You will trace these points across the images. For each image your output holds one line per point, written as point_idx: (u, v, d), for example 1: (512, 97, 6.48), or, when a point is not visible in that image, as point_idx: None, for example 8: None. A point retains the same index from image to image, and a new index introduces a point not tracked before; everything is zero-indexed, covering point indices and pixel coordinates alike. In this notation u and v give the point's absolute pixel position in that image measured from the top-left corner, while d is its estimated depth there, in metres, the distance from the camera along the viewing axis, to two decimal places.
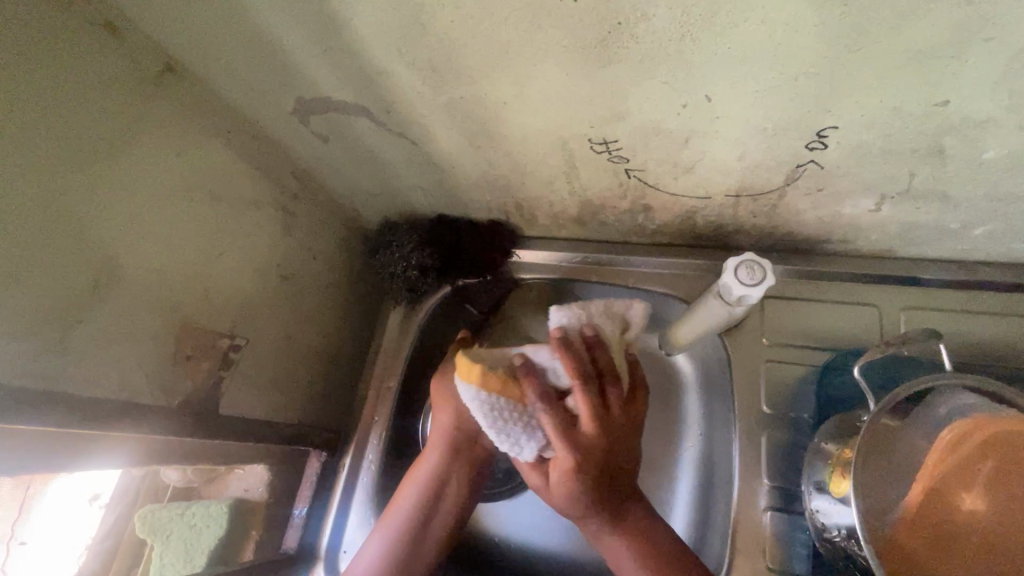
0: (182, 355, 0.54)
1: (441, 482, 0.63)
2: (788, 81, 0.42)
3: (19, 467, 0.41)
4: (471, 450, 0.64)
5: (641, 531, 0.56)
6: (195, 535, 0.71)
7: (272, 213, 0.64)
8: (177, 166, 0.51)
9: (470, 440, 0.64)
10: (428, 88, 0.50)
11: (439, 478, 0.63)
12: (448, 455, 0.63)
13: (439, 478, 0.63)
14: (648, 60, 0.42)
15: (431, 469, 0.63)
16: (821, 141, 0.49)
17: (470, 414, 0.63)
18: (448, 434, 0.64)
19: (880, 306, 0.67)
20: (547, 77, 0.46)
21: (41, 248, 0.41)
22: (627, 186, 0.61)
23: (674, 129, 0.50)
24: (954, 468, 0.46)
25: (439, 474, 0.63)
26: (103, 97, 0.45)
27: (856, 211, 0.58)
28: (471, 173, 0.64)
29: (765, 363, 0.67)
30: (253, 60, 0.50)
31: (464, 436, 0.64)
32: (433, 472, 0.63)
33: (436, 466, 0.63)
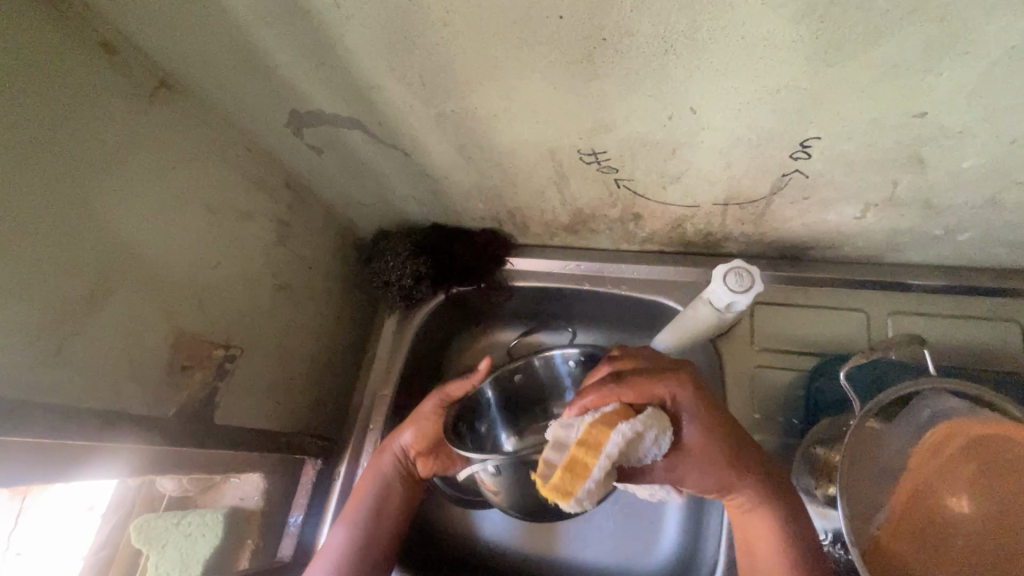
0: (177, 366, 0.54)
1: (390, 493, 0.67)
2: (768, 94, 0.43)
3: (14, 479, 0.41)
4: (412, 472, 0.69)
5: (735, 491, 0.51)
6: (190, 545, 0.68)
7: (266, 224, 0.65)
8: (173, 179, 0.52)
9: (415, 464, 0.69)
10: (419, 102, 0.51)
11: (389, 487, 0.67)
12: (402, 469, 0.68)
13: (388, 488, 0.67)
14: (633, 74, 0.43)
15: (382, 484, 0.67)
16: (804, 151, 0.50)
17: (431, 440, 0.69)
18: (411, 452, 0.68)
19: (868, 311, 0.68)
20: (535, 91, 0.47)
21: (38, 260, 0.41)
22: (617, 195, 0.62)
23: (661, 140, 0.51)
24: (938, 469, 0.48)
25: (387, 487, 0.67)
26: (99, 113, 0.46)
27: (842, 218, 0.59)
28: (464, 184, 0.65)
29: (755, 368, 0.68)
30: (247, 75, 0.51)
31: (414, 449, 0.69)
32: (386, 480, 0.67)
33: (384, 483, 0.67)
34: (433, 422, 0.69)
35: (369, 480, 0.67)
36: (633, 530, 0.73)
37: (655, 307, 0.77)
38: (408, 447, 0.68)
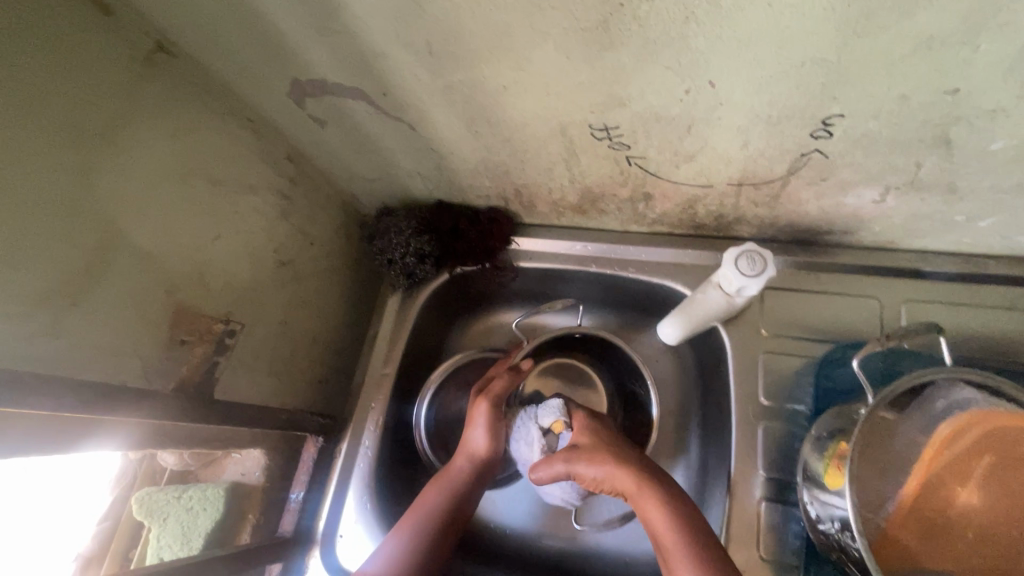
0: (177, 340, 0.53)
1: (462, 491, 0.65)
2: (794, 67, 0.41)
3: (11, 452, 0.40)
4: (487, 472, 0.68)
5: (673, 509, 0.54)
6: (192, 519, 0.68)
7: (269, 197, 0.63)
8: (173, 149, 0.51)
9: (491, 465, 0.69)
10: (425, 71, 0.49)
11: (463, 490, 0.65)
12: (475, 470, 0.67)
13: (462, 492, 0.65)
14: (650, 44, 0.41)
15: (461, 483, 0.66)
16: (826, 130, 0.48)
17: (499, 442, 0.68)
18: (480, 454, 0.67)
19: (881, 298, 0.66)
20: (548, 61, 0.45)
21: (34, 229, 0.40)
22: (628, 173, 0.60)
23: (677, 115, 0.49)
24: (949, 464, 0.46)
25: (464, 488, 0.65)
26: (93, 75, 0.44)
27: (861, 202, 0.57)
28: (470, 159, 0.63)
29: (764, 354, 0.67)
30: (248, 42, 0.49)
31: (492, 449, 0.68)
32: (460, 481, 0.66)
33: (462, 481, 0.66)
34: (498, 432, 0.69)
35: (448, 475, 0.66)
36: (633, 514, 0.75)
37: (662, 290, 0.75)
38: (481, 448, 0.67)
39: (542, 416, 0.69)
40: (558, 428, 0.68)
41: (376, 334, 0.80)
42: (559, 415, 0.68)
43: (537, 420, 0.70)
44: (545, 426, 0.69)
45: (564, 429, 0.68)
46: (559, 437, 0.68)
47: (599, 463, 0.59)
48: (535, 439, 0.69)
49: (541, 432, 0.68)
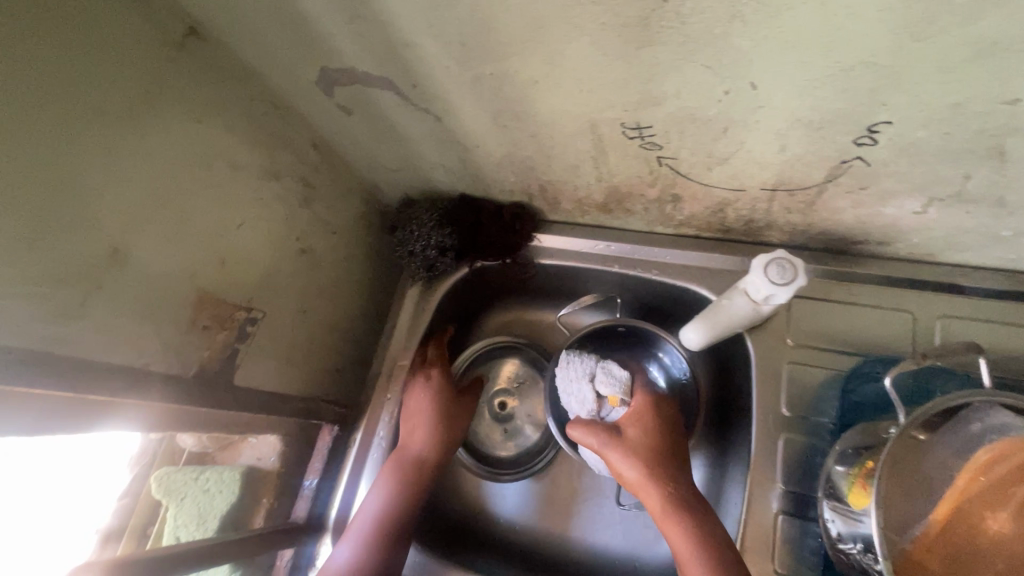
0: (199, 325, 0.54)
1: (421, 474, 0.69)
2: (842, 71, 0.39)
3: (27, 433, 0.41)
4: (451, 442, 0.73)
5: (694, 519, 0.56)
6: (208, 500, 0.69)
7: (293, 185, 0.63)
8: (200, 134, 0.51)
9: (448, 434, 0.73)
10: (455, 63, 0.48)
11: (420, 473, 0.69)
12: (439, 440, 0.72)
13: (418, 474, 0.69)
14: (690, 42, 0.40)
15: (423, 448, 0.70)
16: (871, 136, 0.45)
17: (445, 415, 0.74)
18: (432, 444, 0.71)
19: (914, 313, 0.64)
20: (583, 56, 0.43)
21: (63, 212, 0.40)
22: (657, 173, 0.59)
23: (713, 117, 0.47)
24: (982, 491, 0.45)
25: (430, 453, 0.71)
26: (124, 58, 0.43)
27: (901, 212, 0.55)
28: (496, 153, 0.62)
29: (787, 364, 0.65)
30: (278, 28, 0.48)
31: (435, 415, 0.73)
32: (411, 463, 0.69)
33: (428, 447, 0.71)
34: (444, 425, 0.73)
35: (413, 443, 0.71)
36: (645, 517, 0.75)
37: (685, 293, 0.74)
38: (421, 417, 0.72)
39: (599, 381, 0.71)
40: (614, 400, 0.70)
41: (394, 325, 0.80)
42: (619, 389, 0.70)
43: (594, 378, 0.71)
44: (601, 393, 0.71)
45: (619, 403, 0.70)
46: (612, 410, 0.70)
47: (635, 470, 0.61)
48: (585, 399, 0.71)
49: (592, 400, 0.71)
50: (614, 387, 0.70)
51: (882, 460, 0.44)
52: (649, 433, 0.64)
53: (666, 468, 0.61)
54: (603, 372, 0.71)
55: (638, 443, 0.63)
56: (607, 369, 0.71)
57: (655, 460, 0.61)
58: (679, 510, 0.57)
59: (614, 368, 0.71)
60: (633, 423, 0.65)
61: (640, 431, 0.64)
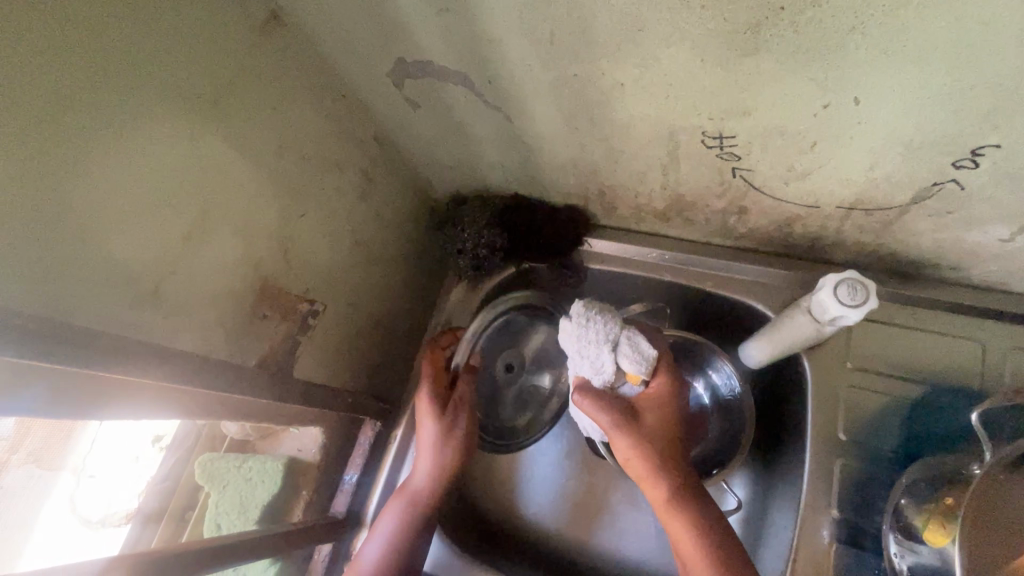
0: (259, 315, 0.53)
1: (429, 507, 0.65)
2: (959, 91, 0.37)
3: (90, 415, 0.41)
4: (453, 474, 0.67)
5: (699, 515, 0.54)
6: (251, 489, 0.70)
7: (352, 176, 0.62)
8: (273, 123, 0.50)
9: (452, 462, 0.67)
10: (539, 61, 0.47)
11: (428, 504, 0.65)
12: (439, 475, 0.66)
13: (427, 506, 0.65)
14: (799, 53, 0.38)
15: (426, 479, 0.66)
16: (972, 160, 0.44)
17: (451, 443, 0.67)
18: (433, 477, 0.66)
19: (984, 342, 0.62)
20: (678, 61, 0.42)
21: (146, 196, 0.40)
22: (729, 184, 0.57)
23: (804, 131, 0.46)
24: None
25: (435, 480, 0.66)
26: (209, 42, 0.42)
27: (986, 239, 0.53)
28: (560, 155, 0.61)
29: (847, 389, 0.63)
30: (362, 18, 0.47)
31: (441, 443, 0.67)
32: (420, 495, 0.65)
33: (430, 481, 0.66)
34: (447, 455, 0.67)
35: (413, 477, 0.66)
36: None
37: (739, 307, 0.72)
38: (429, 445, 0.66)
39: (626, 353, 0.59)
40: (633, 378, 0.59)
41: (437, 322, 0.79)
42: (643, 368, 0.59)
43: (619, 348, 0.59)
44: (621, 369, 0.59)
45: (638, 382, 0.60)
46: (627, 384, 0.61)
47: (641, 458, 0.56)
48: (607, 370, 0.60)
49: (610, 373, 0.60)
50: (642, 364, 0.59)
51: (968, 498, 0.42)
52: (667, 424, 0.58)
53: (674, 460, 0.57)
54: (631, 346, 0.59)
55: (652, 433, 0.57)
56: (634, 342, 0.60)
57: (666, 453, 0.57)
58: (683, 505, 0.55)
59: (641, 342, 0.60)
60: (648, 407, 0.59)
61: (655, 416, 0.58)
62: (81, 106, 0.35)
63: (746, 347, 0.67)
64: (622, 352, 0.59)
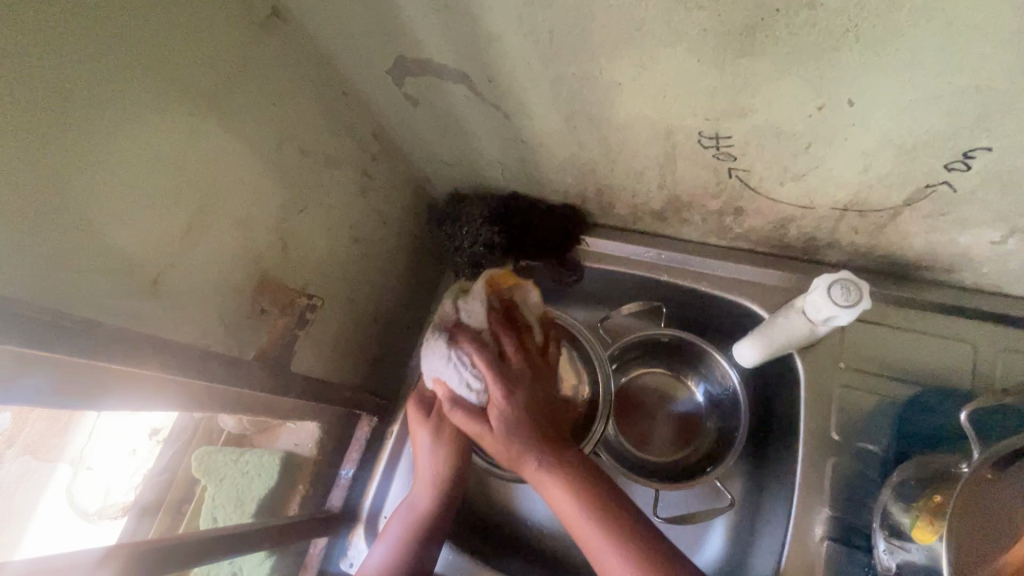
0: (257, 308, 0.54)
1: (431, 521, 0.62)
2: (950, 94, 0.38)
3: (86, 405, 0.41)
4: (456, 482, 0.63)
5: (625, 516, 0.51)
6: (246, 483, 0.70)
7: (351, 172, 0.63)
8: (273, 119, 0.50)
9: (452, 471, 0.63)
10: (538, 60, 0.47)
11: (430, 518, 0.62)
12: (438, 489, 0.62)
13: (429, 520, 0.62)
14: (794, 55, 0.38)
15: (423, 497, 0.63)
16: (964, 163, 0.44)
17: (449, 454, 0.62)
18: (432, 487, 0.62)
19: (975, 344, 0.62)
20: (676, 61, 0.42)
21: (147, 189, 0.40)
22: (725, 184, 0.57)
23: (799, 132, 0.46)
24: None
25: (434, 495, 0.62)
26: (211, 37, 0.43)
27: (977, 241, 0.54)
28: (559, 154, 0.61)
29: (840, 388, 0.64)
30: (363, 15, 0.48)
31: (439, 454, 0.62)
32: (422, 510, 0.63)
33: (425, 497, 0.62)
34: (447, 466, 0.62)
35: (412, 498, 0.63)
36: (677, 530, 0.73)
37: (734, 307, 0.73)
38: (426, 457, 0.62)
39: (459, 369, 0.57)
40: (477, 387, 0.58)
41: (435, 318, 0.79)
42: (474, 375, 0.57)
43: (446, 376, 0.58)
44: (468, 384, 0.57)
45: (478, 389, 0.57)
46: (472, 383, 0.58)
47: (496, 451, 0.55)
48: (470, 390, 0.58)
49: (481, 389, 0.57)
50: (476, 373, 0.57)
51: (956, 496, 0.43)
52: (502, 417, 0.54)
53: (521, 447, 0.54)
54: (455, 363, 0.57)
55: (500, 427, 0.55)
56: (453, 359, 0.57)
57: (512, 444, 0.54)
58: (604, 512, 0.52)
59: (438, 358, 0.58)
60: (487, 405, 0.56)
61: (500, 408, 0.55)
62: (83, 98, 0.35)
63: (738, 347, 0.68)
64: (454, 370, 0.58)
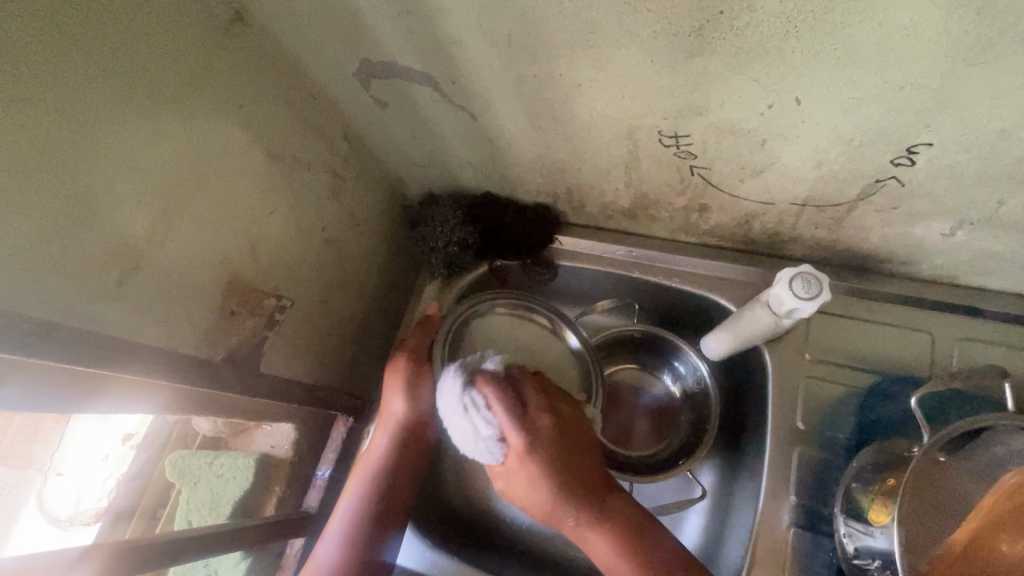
0: (227, 310, 0.54)
1: (392, 471, 0.66)
2: (890, 91, 0.40)
3: (60, 408, 0.42)
4: (418, 435, 0.67)
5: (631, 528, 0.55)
6: (223, 485, 0.72)
7: (322, 174, 0.63)
8: (240, 121, 0.51)
9: (416, 427, 0.67)
10: (500, 62, 0.48)
11: (388, 470, 0.66)
12: (399, 440, 0.66)
13: (390, 470, 0.66)
14: (741, 55, 0.40)
15: (385, 452, 0.66)
16: (909, 157, 0.46)
17: (419, 403, 0.66)
18: (397, 437, 0.66)
19: (933, 333, 0.64)
20: (631, 62, 0.44)
21: (109, 191, 0.41)
22: (688, 182, 0.59)
23: (753, 130, 0.48)
24: (1006, 512, 0.47)
25: (397, 447, 0.66)
26: (173, 40, 0.43)
27: (929, 233, 0.56)
28: (527, 154, 0.63)
29: (805, 379, 0.66)
30: (326, 19, 0.48)
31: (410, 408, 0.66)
32: (381, 463, 0.66)
33: (387, 452, 0.66)
34: (415, 412, 0.66)
35: (370, 457, 0.66)
36: None
37: (704, 302, 0.74)
38: (399, 412, 0.66)
39: (476, 415, 0.53)
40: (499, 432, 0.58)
41: (411, 318, 0.80)
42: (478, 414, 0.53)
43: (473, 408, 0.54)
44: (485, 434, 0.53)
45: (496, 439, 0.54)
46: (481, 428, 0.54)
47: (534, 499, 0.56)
48: (488, 439, 0.53)
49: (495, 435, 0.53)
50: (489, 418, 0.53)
51: (904, 482, 0.44)
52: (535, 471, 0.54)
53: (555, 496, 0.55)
54: (471, 406, 0.53)
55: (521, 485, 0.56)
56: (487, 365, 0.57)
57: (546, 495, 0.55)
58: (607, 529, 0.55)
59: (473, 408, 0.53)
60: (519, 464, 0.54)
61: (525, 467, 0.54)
62: (40, 102, 0.35)
63: (707, 342, 0.68)
64: (468, 414, 0.53)
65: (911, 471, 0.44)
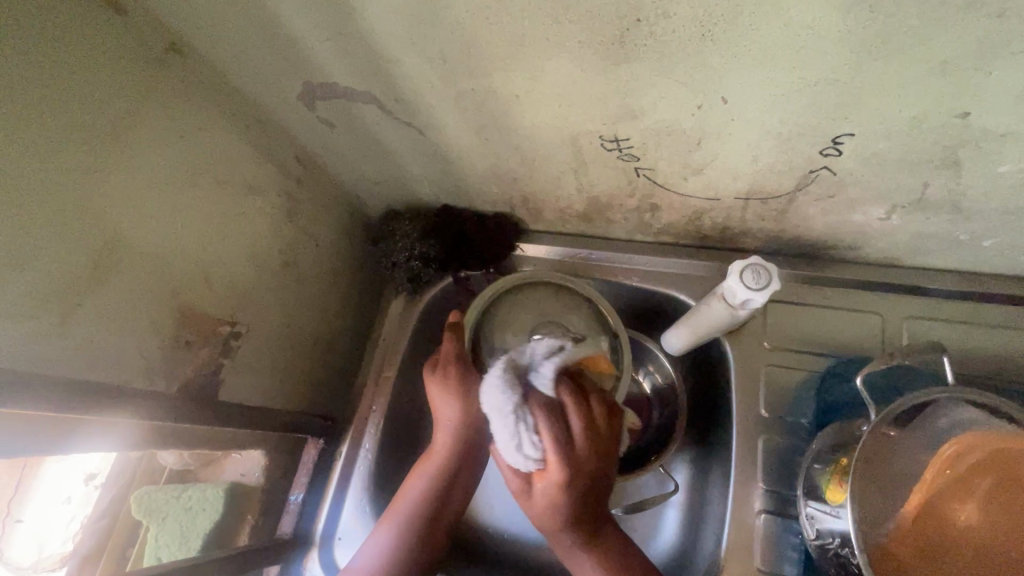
0: (183, 340, 0.54)
1: (456, 471, 0.63)
2: (807, 87, 0.42)
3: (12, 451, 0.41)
4: (475, 437, 0.62)
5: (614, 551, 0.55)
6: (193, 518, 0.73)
7: (276, 198, 0.63)
8: (183, 150, 0.51)
9: (475, 431, 0.62)
10: (438, 78, 0.49)
11: (449, 471, 0.63)
12: (455, 446, 0.62)
13: (451, 468, 0.63)
14: (663, 61, 0.42)
15: (441, 461, 0.62)
16: (836, 148, 0.48)
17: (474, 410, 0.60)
18: (454, 442, 0.62)
19: (882, 314, 0.67)
20: (562, 73, 0.45)
21: (46, 229, 0.40)
22: (636, 184, 0.60)
23: (688, 130, 0.49)
24: (951, 483, 0.48)
25: (450, 456, 0.62)
26: (104, 74, 0.43)
27: (867, 219, 0.58)
28: (478, 166, 0.64)
29: (766, 367, 0.67)
30: (264, 46, 0.49)
31: (471, 415, 0.60)
32: (443, 464, 0.63)
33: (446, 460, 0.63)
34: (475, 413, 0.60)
35: (432, 459, 0.63)
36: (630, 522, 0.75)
37: (665, 299, 0.76)
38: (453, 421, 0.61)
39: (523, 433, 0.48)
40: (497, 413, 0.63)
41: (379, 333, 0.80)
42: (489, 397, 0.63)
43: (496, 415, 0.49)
44: None
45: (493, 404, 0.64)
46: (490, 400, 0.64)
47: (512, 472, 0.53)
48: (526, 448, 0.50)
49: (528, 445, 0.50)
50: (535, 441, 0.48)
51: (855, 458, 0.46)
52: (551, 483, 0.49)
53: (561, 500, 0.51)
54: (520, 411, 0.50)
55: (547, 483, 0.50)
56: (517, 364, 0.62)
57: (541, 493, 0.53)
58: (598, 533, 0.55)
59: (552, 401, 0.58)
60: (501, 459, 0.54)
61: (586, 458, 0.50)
62: None
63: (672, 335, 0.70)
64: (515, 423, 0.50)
65: (861, 446, 0.45)
